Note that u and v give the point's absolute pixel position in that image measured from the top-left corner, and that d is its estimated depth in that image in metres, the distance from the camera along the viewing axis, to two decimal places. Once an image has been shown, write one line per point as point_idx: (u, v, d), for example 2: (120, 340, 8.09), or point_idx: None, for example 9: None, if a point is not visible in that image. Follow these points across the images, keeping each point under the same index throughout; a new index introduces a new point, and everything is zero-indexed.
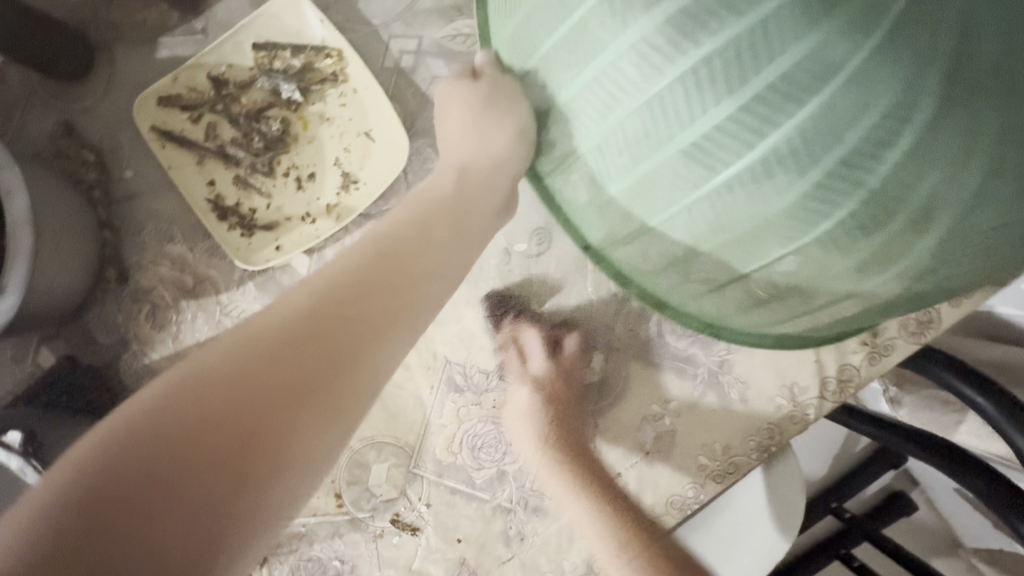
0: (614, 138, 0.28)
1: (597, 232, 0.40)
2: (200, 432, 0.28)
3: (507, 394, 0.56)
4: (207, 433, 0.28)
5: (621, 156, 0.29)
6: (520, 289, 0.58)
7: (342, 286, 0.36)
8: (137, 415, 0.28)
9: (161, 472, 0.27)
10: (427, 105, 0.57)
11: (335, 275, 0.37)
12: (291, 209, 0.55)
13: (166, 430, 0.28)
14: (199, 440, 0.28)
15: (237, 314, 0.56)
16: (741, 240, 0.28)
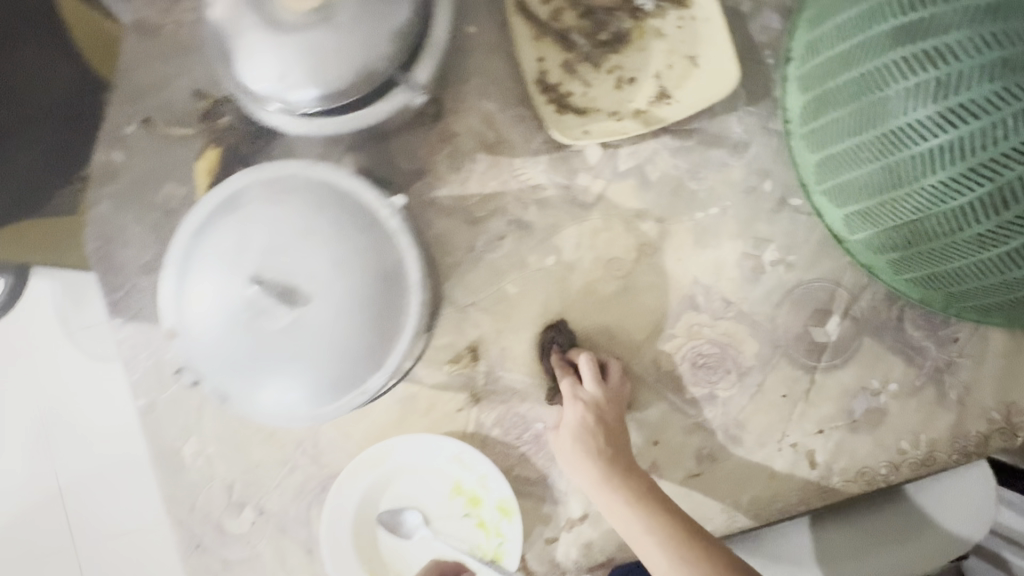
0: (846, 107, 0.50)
1: (824, 178, 0.55)
2: None
3: (741, 328, 0.60)
4: None
5: (828, 149, 0.53)
6: (783, 239, 0.60)
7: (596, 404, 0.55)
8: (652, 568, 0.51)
9: None
10: (753, 49, 0.61)
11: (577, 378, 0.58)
12: (603, 104, 0.60)
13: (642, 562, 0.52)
14: None
15: (524, 181, 0.61)
16: (938, 168, 0.45)
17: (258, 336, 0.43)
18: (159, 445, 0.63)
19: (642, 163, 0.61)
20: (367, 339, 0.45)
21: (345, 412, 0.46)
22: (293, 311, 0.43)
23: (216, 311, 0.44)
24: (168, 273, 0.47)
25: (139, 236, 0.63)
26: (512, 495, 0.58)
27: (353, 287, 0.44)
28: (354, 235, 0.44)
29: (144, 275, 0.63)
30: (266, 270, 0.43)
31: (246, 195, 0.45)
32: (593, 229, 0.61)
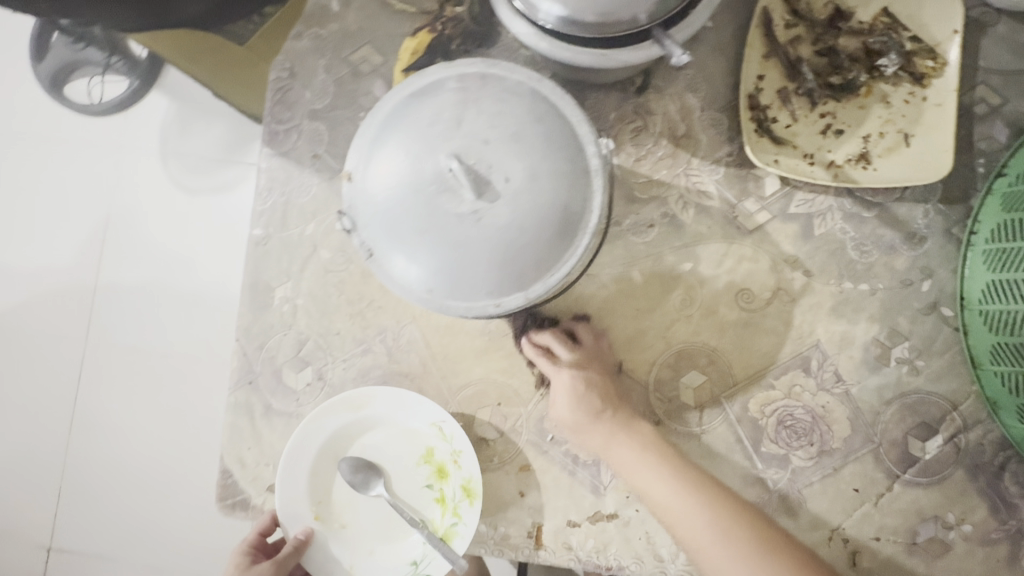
0: None
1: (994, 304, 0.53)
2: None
3: (841, 407, 0.59)
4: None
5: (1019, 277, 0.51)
6: (918, 342, 0.58)
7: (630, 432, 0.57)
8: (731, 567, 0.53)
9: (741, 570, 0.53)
10: (967, 152, 0.59)
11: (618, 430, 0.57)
12: (800, 142, 0.60)
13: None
14: None
15: (694, 183, 0.61)
16: None
17: (431, 213, 0.44)
18: (256, 277, 0.64)
19: (813, 213, 0.60)
20: (525, 258, 0.44)
21: (471, 315, 0.46)
22: (476, 201, 0.43)
23: (400, 176, 0.45)
24: (368, 124, 0.47)
25: (323, 84, 0.65)
26: (479, 478, 0.58)
27: (536, 204, 0.43)
28: (557, 157, 0.44)
29: (310, 120, 0.65)
30: (466, 153, 0.43)
31: (472, 82, 0.46)
32: (740, 255, 0.60)
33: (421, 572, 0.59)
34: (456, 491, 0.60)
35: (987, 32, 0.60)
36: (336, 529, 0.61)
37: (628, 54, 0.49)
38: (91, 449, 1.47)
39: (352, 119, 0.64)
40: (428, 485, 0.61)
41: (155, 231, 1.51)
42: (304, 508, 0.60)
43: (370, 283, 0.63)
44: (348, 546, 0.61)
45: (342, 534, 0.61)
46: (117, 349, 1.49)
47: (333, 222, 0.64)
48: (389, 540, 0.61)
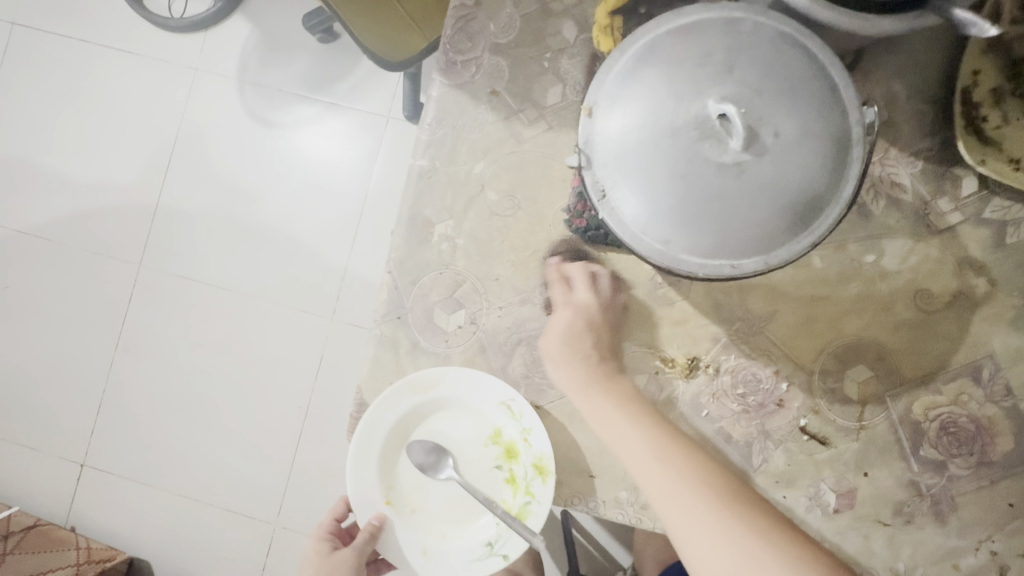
0: None
1: None
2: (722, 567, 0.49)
3: (1007, 420, 0.58)
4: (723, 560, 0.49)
5: None
6: None
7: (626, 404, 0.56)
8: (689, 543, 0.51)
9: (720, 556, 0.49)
10: None
11: (601, 405, 0.56)
12: (1008, 146, 0.57)
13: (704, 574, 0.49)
14: None
15: (889, 173, 0.59)
16: None
17: (687, 163, 0.41)
18: (417, 210, 0.62)
19: (1007, 221, 0.58)
20: (775, 221, 0.42)
21: (704, 274, 0.44)
22: (742, 152, 0.40)
23: (652, 118, 0.42)
24: (608, 68, 0.46)
25: (509, 18, 0.62)
26: (551, 456, 0.57)
27: (799, 164, 0.41)
28: (824, 118, 0.42)
29: (491, 54, 0.62)
30: (736, 100, 0.40)
31: (738, 29, 0.43)
32: (925, 254, 0.59)
33: (497, 551, 0.59)
34: (526, 471, 0.59)
35: None
36: (405, 514, 0.61)
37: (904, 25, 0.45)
38: (133, 371, 1.46)
39: (536, 59, 0.61)
40: (498, 465, 0.61)
41: (223, 160, 1.47)
42: (375, 492, 0.60)
43: (537, 233, 0.61)
44: (417, 532, 0.60)
45: (412, 519, 0.61)
46: (171, 275, 1.46)
47: (503, 164, 0.61)
48: (460, 524, 0.61)
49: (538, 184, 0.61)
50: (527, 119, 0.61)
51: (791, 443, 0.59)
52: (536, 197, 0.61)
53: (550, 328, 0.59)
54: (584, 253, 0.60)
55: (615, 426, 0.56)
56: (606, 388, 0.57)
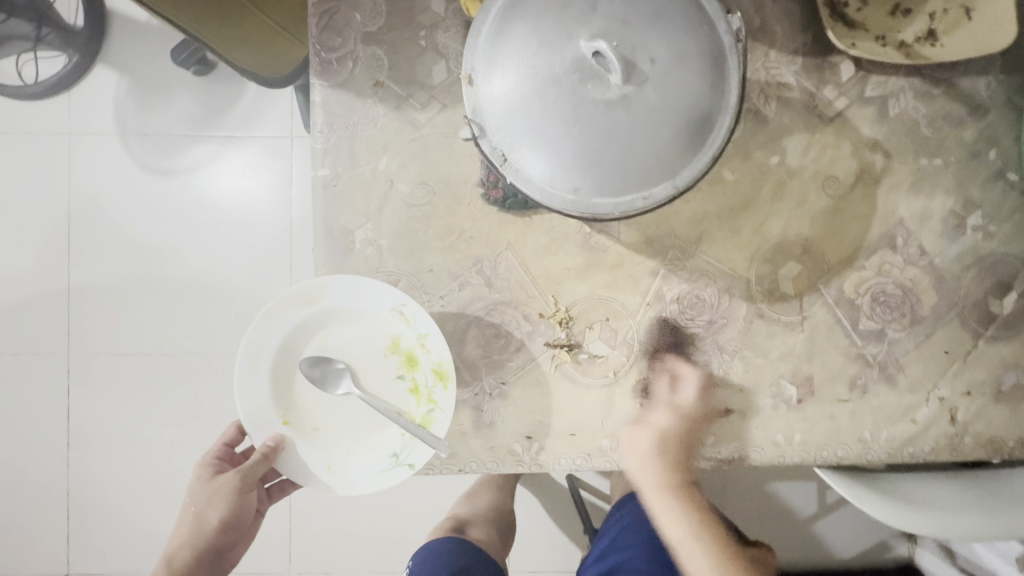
0: None
1: None
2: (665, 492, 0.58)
3: (926, 277, 0.62)
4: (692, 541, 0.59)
5: None
6: (990, 209, 0.62)
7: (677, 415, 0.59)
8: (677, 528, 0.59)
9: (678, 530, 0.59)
10: (1022, 21, 0.62)
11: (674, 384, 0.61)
12: (871, 25, 0.60)
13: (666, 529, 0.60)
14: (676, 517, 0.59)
15: (773, 76, 0.61)
16: None
17: (575, 103, 0.41)
18: (331, 221, 0.59)
19: (887, 95, 0.61)
20: (673, 145, 0.43)
21: (620, 213, 0.45)
22: (624, 84, 0.41)
23: (529, 66, 0.42)
24: (477, 28, 0.45)
25: (375, 3, 0.59)
26: (450, 359, 0.57)
27: (681, 84, 0.42)
28: (696, 35, 0.43)
29: (366, 45, 0.59)
30: (607, 34, 0.41)
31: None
32: (823, 143, 0.61)
33: (402, 462, 0.58)
34: (428, 378, 0.59)
35: None
36: (307, 433, 0.59)
37: None
38: (91, 463, 1.37)
39: (412, 40, 0.59)
40: (400, 375, 0.60)
41: (126, 219, 1.38)
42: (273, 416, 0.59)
43: (458, 214, 0.60)
44: (320, 450, 0.59)
45: (315, 437, 0.59)
46: (103, 354, 1.37)
47: (407, 154, 0.60)
48: (364, 438, 0.60)
49: (447, 165, 0.60)
50: (418, 104, 0.60)
51: (746, 350, 0.61)
52: (447, 179, 0.60)
53: (681, 386, 0.60)
54: (509, 223, 0.60)
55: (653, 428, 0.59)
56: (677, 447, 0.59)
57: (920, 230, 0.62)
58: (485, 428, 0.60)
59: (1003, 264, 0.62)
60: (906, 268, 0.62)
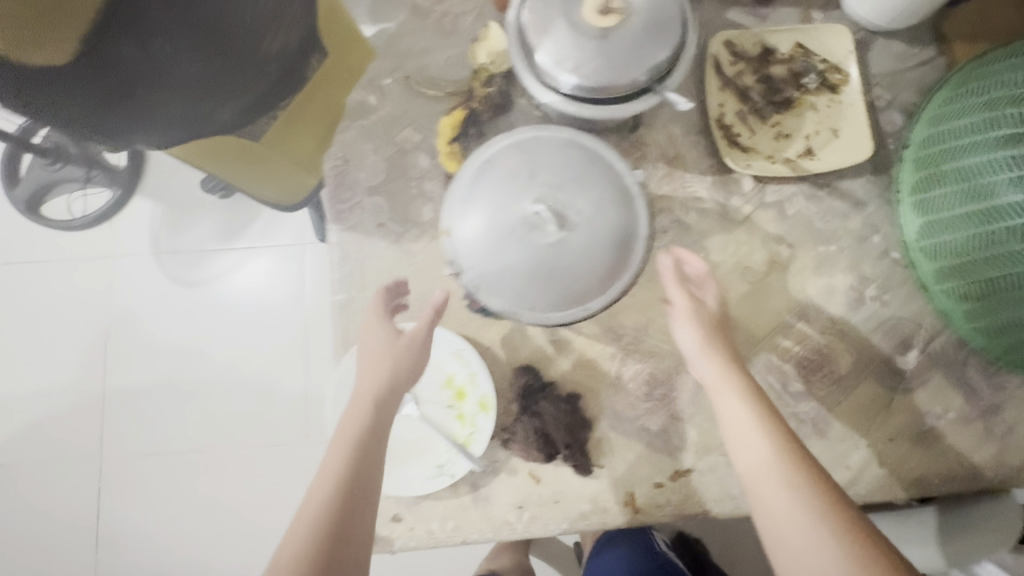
0: (960, 192, 0.67)
1: (926, 239, 0.72)
2: (760, 465, 0.57)
3: (838, 343, 0.75)
4: (789, 521, 0.53)
5: (940, 214, 0.70)
6: (882, 282, 0.76)
7: (735, 376, 0.62)
8: (785, 500, 0.54)
9: (773, 479, 0.55)
10: (880, 135, 0.79)
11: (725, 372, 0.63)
12: (760, 148, 0.77)
13: (776, 539, 0.53)
14: (779, 478, 0.55)
15: (691, 193, 0.77)
16: None
17: (527, 248, 0.56)
18: (348, 335, 0.74)
19: (783, 199, 0.77)
20: (603, 270, 0.58)
21: (568, 321, 0.60)
22: (561, 231, 0.55)
23: (492, 223, 0.58)
24: (452, 194, 0.61)
25: (375, 164, 0.77)
26: (492, 394, 0.70)
27: (603, 227, 0.57)
28: (608, 188, 0.59)
29: (370, 195, 0.76)
30: (545, 196, 0.56)
31: (533, 145, 0.60)
32: (737, 241, 0.76)
33: (445, 472, 0.69)
34: (472, 408, 0.71)
35: (871, 48, 0.80)
36: None
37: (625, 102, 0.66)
38: (120, 565, 1.43)
39: (404, 189, 0.76)
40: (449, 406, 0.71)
41: (159, 327, 1.53)
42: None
43: (449, 321, 0.74)
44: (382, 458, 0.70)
45: None
46: (135, 455, 1.47)
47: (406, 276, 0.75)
48: (417, 453, 0.70)
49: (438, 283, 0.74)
50: (412, 236, 0.75)
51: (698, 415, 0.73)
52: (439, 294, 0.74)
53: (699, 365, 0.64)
54: (490, 325, 0.73)
55: (727, 398, 0.61)
56: (741, 379, 0.62)
57: (828, 303, 0.75)
58: (483, 501, 0.71)
59: (901, 326, 0.75)
60: (822, 336, 0.75)
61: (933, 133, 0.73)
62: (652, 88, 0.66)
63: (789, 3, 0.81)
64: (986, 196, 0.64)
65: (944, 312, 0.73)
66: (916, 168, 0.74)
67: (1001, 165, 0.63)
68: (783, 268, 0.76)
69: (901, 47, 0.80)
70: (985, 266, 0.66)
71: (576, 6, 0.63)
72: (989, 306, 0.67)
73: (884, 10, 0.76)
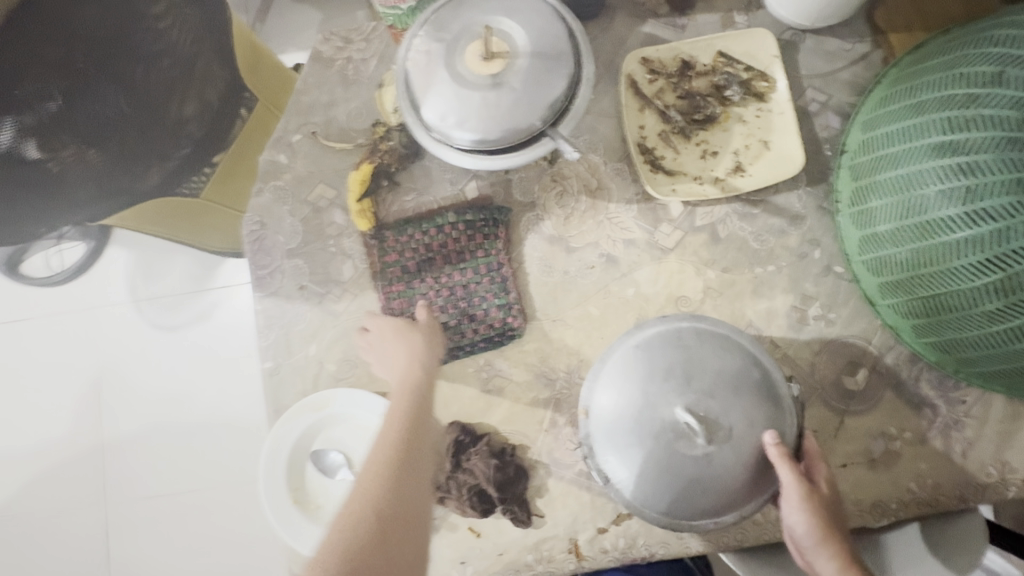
0: (899, 204, 0.63)
1: (867, 254, 0.68)
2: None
3: (784, 368, 0.71)
4: None
5: (879, 227, 0.66)
6: (826, 299, 0.72)
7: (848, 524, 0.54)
8: None
9: None
10: (816, 141, 0.74)
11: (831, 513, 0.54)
12: (687, 169, 0.73)
13: None
14: None
15: (617, 224, 0.74)
16: (990, 248, 0.56)
17: (661, 449, 0.54)
18: (279, 402, 0.73)
19: (714, 221, 0.73)
20: (729, 481, 0.54)
21: (664, 517, 0.57)
22: (707, 445, 0.53)
23: (633, 415, 0.56)
24: (599, 365, 0.60)
25: (292, 226, 0.75)
26: (421, 453, 0.68)
27: (750, 446, 0.54)
28: (770, 393, 0.56)
29: (289, 259, 0.75)
30: (696, 403, 0.54)
31: (703, 350, 0.57)
32: (669, 270, 0.73)
33: None
34: None
35: (800, 49, 0.75)
36: (312, 510, 0.70)
37: (515, 151, 0.63)
38: None
39: (323, 248, 0.75)
40: None
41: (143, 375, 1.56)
42: (286, 499, 0.70)
43: (377, 380, 0.73)
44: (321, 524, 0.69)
45: (319, 513, 0.70)
46: (137, 501, 1.52)
47: (331, 338, 0.74)
48: None
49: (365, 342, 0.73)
50: (335, 296, 0.74)
51: None
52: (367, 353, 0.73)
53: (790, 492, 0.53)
54: None
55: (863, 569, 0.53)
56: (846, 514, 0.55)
57: (769, 325, 0.72)
58: None
59: (849, 344, 0.71)
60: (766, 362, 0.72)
61: (872, 137, 0.68)
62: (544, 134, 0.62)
63: (709, 9, 0.77)
64: (917, 210, 0.61)
65: (893, 327, 0.70)
66: (853, 178, 0.70)
67: (938, 173, 0.59)
68: (719, 293, 0.73)
69: (833, 45, 0.75)
70: (929, 282, 0.62)
71: (459, 55, 0.60)
72: (938, 321, 0.64)
73: (805, 10, 0.71)
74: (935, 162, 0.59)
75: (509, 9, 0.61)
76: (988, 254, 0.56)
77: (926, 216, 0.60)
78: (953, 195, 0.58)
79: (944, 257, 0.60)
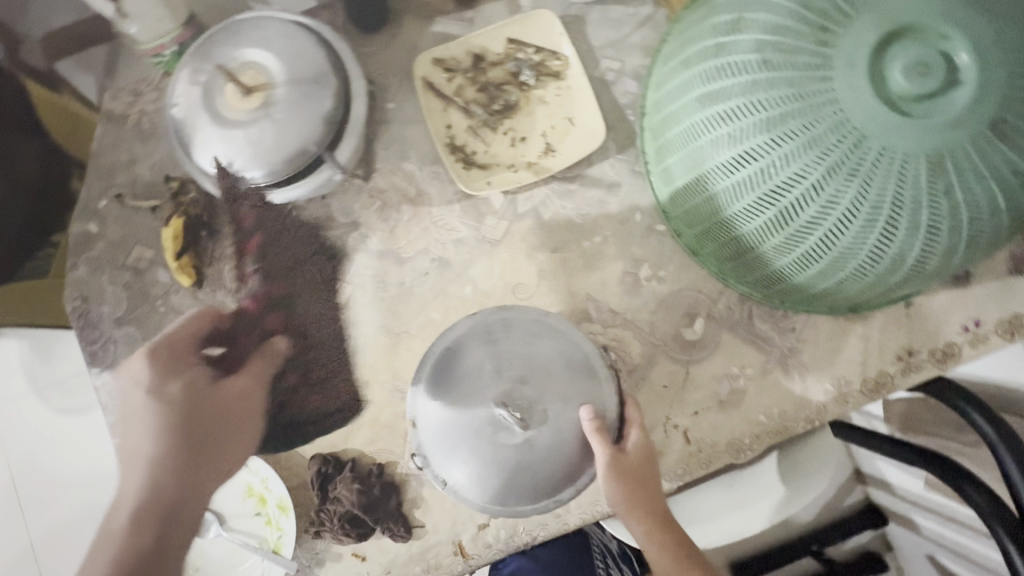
0: (685, 159, 0.64)
1: (678, 210, 0.69)
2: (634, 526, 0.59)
3: (625, 332, 0.73)
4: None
5: (678, 182, 0.66)
6: (654, 258, 0.75)
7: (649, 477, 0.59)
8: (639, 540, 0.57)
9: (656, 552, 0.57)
10: (618, 109, 0.76)
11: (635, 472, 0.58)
12: (500, 160, 0.74)
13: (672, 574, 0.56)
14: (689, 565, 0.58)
15: (443, 226, 0.74)
16: (760, 186, 0.57)
17: (484, 446, 0.56)
18: None
19: (536, 205, 0.75)
20: (551, 464, 0.56)
21: (504, 509, 0.58)
22: (526, 432, 0.55)
23: (454, 417, 0.57)
24: (421, 376, 0.60)
25: (115, 294, 0.73)
26: (288, 494, 0.69)
27: (568, 425, 0.56)
28: (581, 369, 0.58)
29: (119, 327, 0.73)
30: (509, 395, 0.55)
31: (513, 339, 0.59)
32: (501, 261, 0.74)
33: None
34: (276, 510, 0.70)
35: (587, 22, 0.77)
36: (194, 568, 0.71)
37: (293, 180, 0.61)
38: None
39: (152, 310, 0.73)
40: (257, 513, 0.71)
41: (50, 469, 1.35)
42: None
43: None
44: None
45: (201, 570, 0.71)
46: None
47: None
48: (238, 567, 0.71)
49: None
50: None
51: None
52: None
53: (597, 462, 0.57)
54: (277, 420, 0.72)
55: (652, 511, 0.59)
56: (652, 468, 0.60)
57: (604, 294, 0.74)
58: None
59: (681, 297, 0.74)
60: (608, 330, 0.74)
61: (658, 96, 0.68)
62: (323, 158, 0.61)
63: None
64: (698, 162, 0.62)
65: (721, 273, 0.71)
66: (652, 138, 0.70)
67: (704, 123, 0.60)
68: (554, 274, 0.74)
69: (616, 11, 0.77)
70: (725, 228, 0.63)
71: (218, 94, 0.59)
72: (747, 262, 0.65)
73: None
74: (701, 113, 0.60)
75: (261, 40, 0.60)
76: (759, 193, 0.57)
77: (706, 166, 0.61)
78: (720, 143, 0.58)
79: (728, 203, 0.61)
